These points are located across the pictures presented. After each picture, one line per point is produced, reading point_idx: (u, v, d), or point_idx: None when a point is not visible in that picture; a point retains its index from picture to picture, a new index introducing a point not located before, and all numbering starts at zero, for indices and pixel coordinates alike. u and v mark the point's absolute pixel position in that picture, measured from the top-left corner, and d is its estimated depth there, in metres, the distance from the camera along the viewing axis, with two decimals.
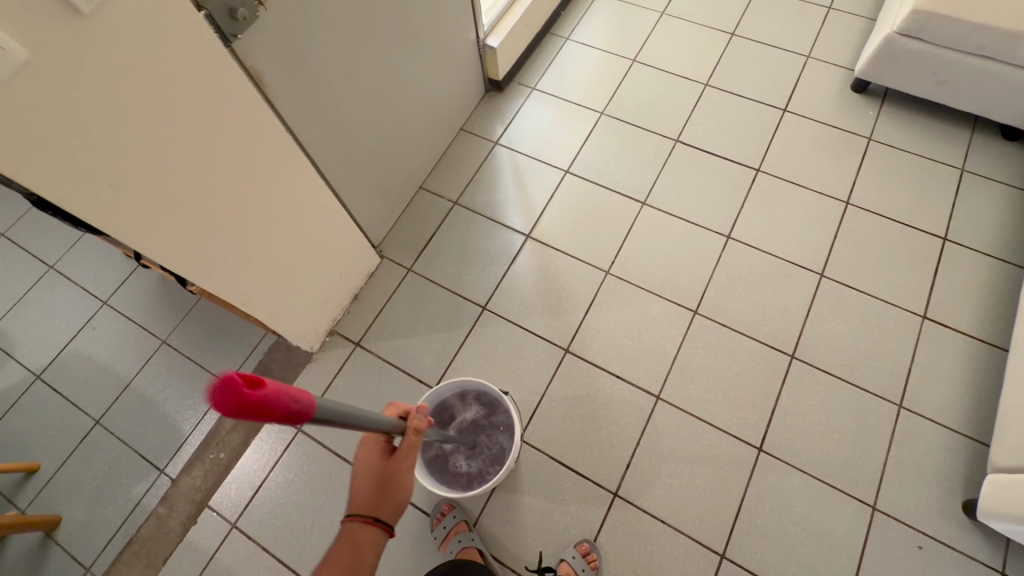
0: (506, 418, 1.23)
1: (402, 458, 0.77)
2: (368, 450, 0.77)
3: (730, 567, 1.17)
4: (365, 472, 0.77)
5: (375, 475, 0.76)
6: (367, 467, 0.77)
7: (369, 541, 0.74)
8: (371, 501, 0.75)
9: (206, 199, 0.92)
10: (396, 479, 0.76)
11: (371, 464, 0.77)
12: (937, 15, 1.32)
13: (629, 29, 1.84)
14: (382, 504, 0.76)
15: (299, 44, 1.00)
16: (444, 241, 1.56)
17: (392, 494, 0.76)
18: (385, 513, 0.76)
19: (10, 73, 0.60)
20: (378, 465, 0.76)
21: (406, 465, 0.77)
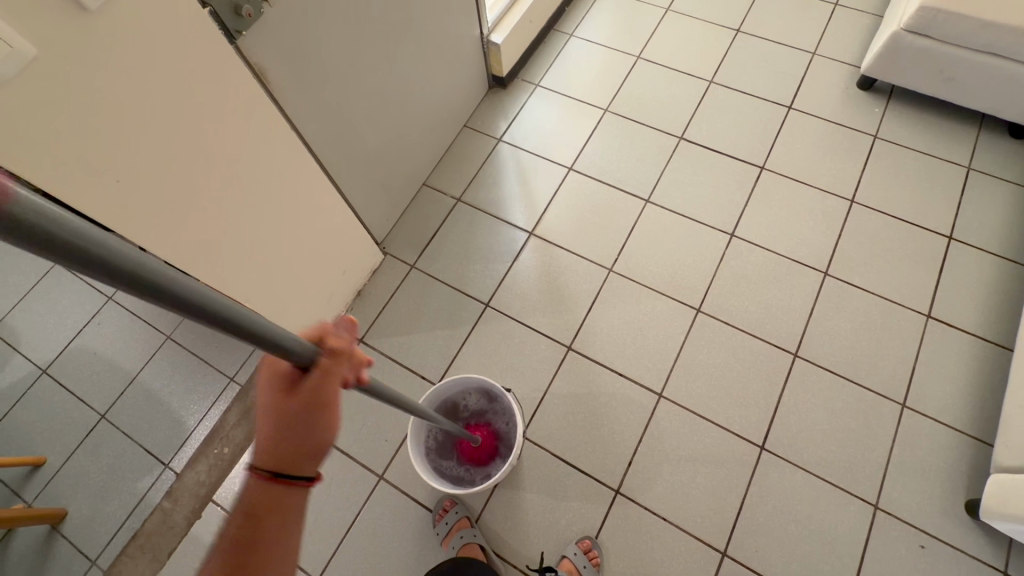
0: (503, 405, 1.25)
1: (311, 395, 0.50)
2: (267, 379, 0.51)
3: (731, 566, 1.17)
4: (265, 409, 0.51)
5: (277, 422, 0.50)
6: (267, 408, 0.51)
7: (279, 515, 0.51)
8: (274, 452, 0.50)
9: (211, 195, 0.92)
10: (311, 427, 0.50)
11: (272, 399, 0.50)
12: (945, 12, 1.31)
13: (634, 25, 1.83)
14: (286, 461, 0.51)
15: (303, 39, 1.00)
16: (448, 237, 1.56)
17: (304, 444, 0.51)
18: (298, 469, 0.51)
19: (15, 69, 0.60)
20: (282, 407, 0.50)
21: (321, 403, 0.50)
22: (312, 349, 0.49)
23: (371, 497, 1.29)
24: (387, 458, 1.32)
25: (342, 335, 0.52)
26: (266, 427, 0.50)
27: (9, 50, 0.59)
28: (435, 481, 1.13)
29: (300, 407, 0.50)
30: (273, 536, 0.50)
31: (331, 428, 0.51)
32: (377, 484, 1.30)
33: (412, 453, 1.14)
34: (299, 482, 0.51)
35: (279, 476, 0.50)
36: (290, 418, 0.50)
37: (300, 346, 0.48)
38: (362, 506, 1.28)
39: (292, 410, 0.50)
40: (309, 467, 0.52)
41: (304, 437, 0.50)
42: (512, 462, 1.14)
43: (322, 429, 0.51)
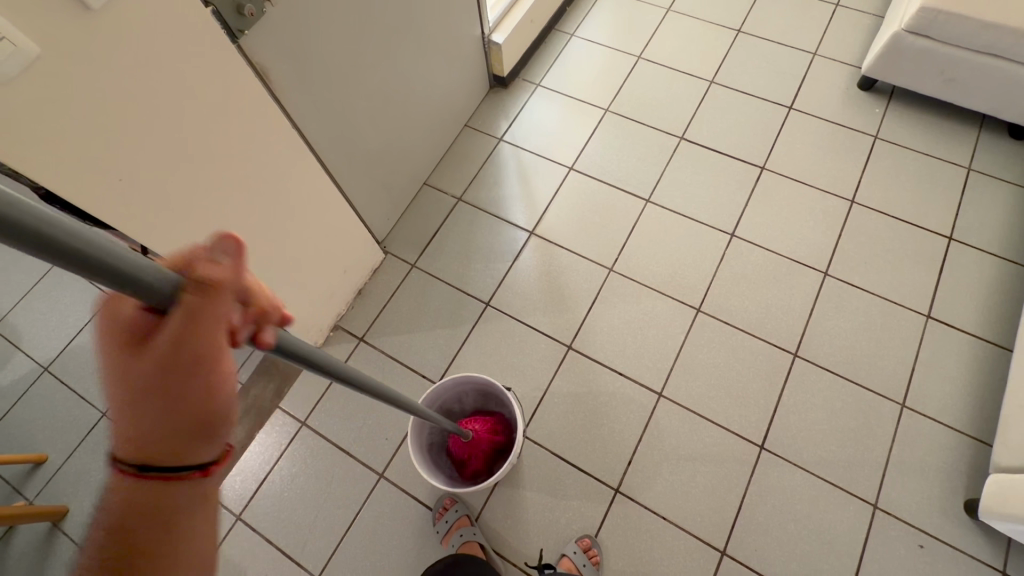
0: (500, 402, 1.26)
1: (177, 352, 0.36)
2: (110, 325, 0.37)
3: (731, 565, 1.17)
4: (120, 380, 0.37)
5: (134, 385, 0.37)
6: (117, 366, 0.37)
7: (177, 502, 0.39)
8: (141, 433, 0.38)
9: (213, 194, 0.93)
10: (184, 390, 0.37)
11: (125, 365, 0.37)
12: (946, 13, 1.32)
13: (635, 25, 1.83)
14: (162, 444, 0.38)
15: (304, 38, 1.00)
16: (448, 237, 1.57)
17: (182, 414, 0.38)
18: (179, 453, 0.38)
19: (19, 68, 0.61)
20: (136, 364, 0.37)
21: (191, 361, 0.36)
22: (168, 287, 0.35)
23: (371, 495, 1.29)
24: (387, 457, 1.32)
25: (218, 262, 0.37)
26: (120, 391, 0.37)
27: (13, 49, 0.59)
28: (442, 484, 1.13)
29: (162, 363, 0.36)
30: (163, 528, 0.39)
31: (220, 390, 0.38)
32: (377, 482, 1.30)
33: (416, 459, 1.14)
34: (187, 463, 0.39)
35: (153, 466, 0.38)
36: (151, 381, 0.36)
37: (152, 277, 0.34)
38: (362, 504, 1.28)
39: (151, 369, 0.36)
40: (197, 443, 0.39)
41: (179, 404, 0.37)
42: (512, 463, 1.15)
43: (205, 392, 0.37)
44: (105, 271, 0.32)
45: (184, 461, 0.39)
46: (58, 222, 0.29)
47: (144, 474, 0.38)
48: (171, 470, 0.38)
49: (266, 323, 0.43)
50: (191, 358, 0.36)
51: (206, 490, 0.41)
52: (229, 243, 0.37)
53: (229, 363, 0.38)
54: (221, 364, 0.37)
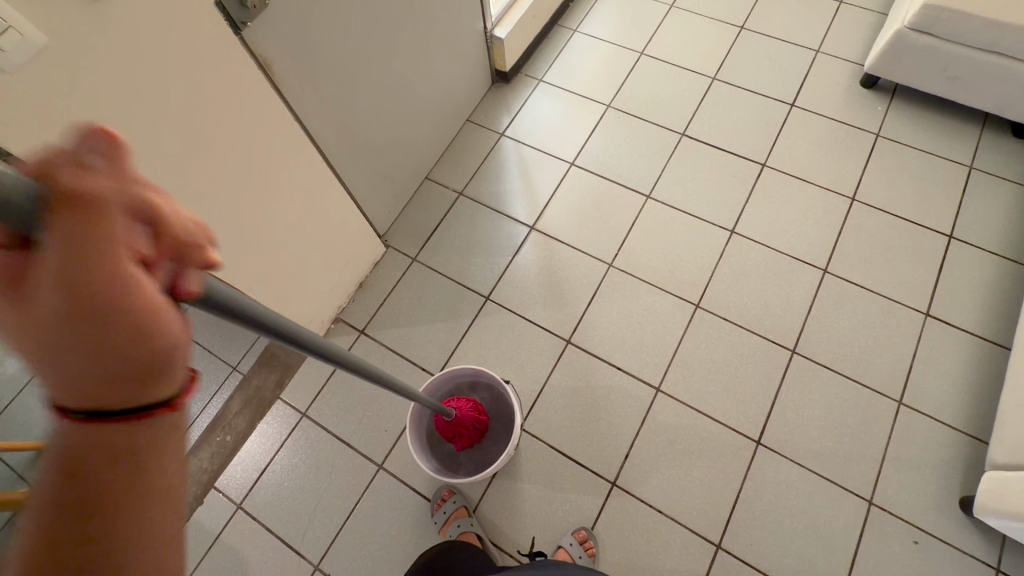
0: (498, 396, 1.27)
1: (80, 287, 0.29)
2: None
3: (725, 558, 1.18)
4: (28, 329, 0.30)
5: (45, 331, 0.30)
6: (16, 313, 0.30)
7: (86, 457, 0.32)
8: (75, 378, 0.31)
9: (216, 185, 0.93)
10: (105, 334, 0.30)
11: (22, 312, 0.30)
12: (949, 10, 1.31)
13: (638, 21, 1.83)
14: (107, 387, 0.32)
15: (307, 31, 1.01)
16: (449, 230, 1.57)
17: (109, 359, 0.31)
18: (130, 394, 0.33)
19: (26, 56, 0.62)
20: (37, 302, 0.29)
21: (103, 294, 0.29)
22: (38, 199, 0.27)
23: (371, 485, 1.30)
24: (386, 448, 1.33)
25: (91, 166, 0.30)
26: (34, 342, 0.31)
27: (19, 37, 0.60)
28: (439, 475, 1.14)
29: (59, 308, 0.29)
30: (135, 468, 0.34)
31: (145, 322, 0.31)
32: (376, 473, 1.31)
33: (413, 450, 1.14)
34: (147, 402, 0.34)
35: (104, 413, 0.32)
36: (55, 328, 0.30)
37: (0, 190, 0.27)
38: (362, 494, 1.30)
39: (54, 313, 0.29)
40: (134, 381, 0.33)
41: (94, 347, 0.31)
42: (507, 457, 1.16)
43: (130, 330, 0.31)
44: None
45: (138, 403, 0.33)
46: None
47: (97, 422, 0.32)
48: (127, 411, 0.33)
49: (182, 249, 0.34)
50: (98, 292, 0.29)
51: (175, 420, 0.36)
52: (98, 147, 0.30)
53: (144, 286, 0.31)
54: (131, 290, 0.30)
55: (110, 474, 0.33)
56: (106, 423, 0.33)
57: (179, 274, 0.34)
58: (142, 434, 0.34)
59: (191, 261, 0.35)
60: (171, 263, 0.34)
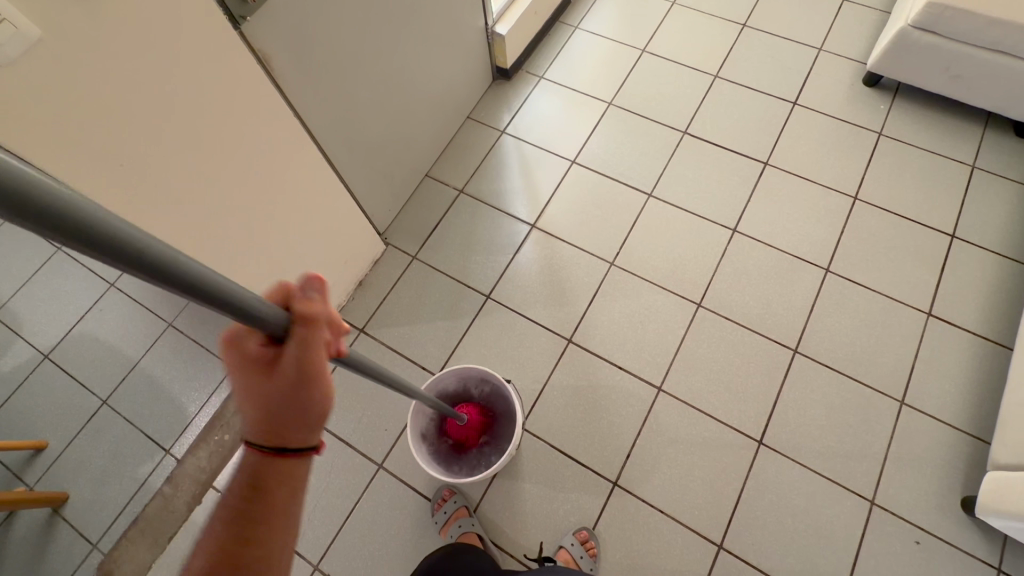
0: (500, 393, 1.25)
1: (293, 370, 0.44)
2: (244, 355, 0.45)
3: (727, 558, 1.18)
4: (250, 392, 0.46)
5: (268, 398, 0.45)
6: (250, 382, 0.45)
7: (260, 481, 0.46)
8: (270, 426, 0.46)
9: (214, 182, 0.92)
10: (302, 402, 0.45)
11: (253, 381, 0.45)
12: (953, 8, 1.31)
13: (640, 18, 1.82)
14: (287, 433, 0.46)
15: (306, 26, 0.99)
16: (449, 228, 1.56)
17: (300, 417, 0.46)
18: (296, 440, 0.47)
19: (19, 49, 0.60)
20: (270, 380, 0.45)
21: (307, 373, 0.44)
22: (278, 315, 0.43)
23: (370, 485, 1.30)
24: (386, 447, 1.32)
25: (312, 298, 0.45)
26: (254, 401, 0.46)
27: (13, 30, 0.59)
28: (439, 475, 1.13)
29: (286, 384, 0.44)
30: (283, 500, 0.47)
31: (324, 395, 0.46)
32: (376, 472, 1.31)
33: (413, 450, 1.14)
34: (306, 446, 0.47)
35: (280, 449, 0.46)
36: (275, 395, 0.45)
37: (262, 314, 0.42)
38: (361, 494, 1.29)
39: (280, 387, 0.45)
40: (308, 432, 0.47)
41: (293, 409, 0.45)
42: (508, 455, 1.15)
43: (317, 399, 0.46)
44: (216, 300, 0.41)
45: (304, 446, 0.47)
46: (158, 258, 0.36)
47: (277, 457, 0.46)
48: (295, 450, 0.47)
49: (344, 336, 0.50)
50: (304, 372, 0.44)
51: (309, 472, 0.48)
52: (315, 282, 0.46)
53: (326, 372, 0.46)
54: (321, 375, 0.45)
55: (273, 495, 0.46)
56: (280, 458, 0.46)
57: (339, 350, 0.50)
58: (296, 467, 0.47)
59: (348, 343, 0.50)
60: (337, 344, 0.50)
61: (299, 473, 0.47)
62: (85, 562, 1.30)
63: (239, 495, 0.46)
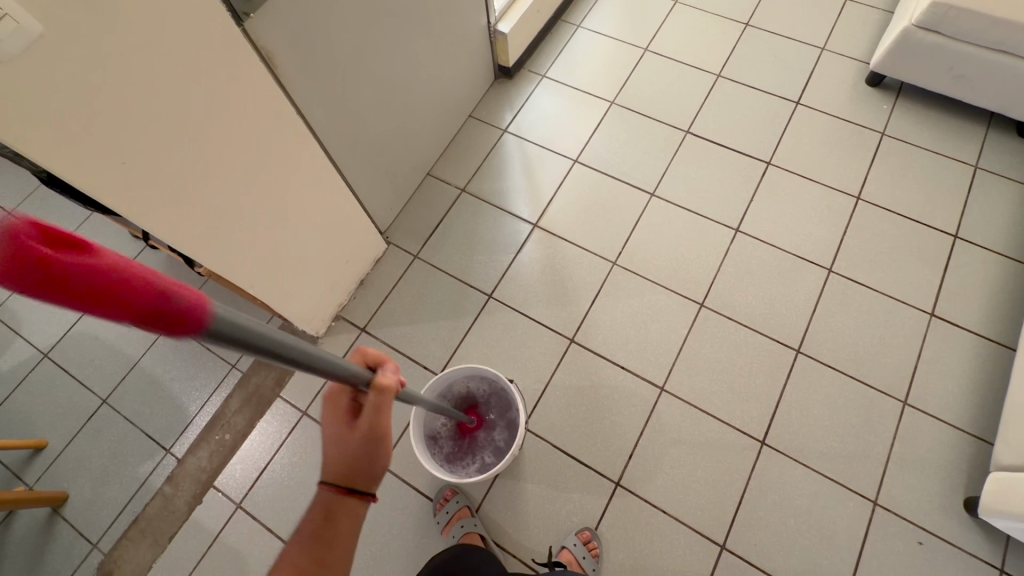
0: (500, 389, 1.25)
1: (370, 424, 0.58)
2: (336, 408, 0.61)
3: (730, 558, 1.18)
4: (333, 438, 0.60)
5: (349, 446, 0.59)
6: (336, 430, 0.60)
7: (330, 514, 0.59)
8: (344, 470, 0.59)
9: (217, 180, 0.92)
10: (372, 449, 0.59)
11: (338, 429, 0.60)
12: (957, 8, 1.30)
13: (642, 17, 1.81)
14: (357, 476, 0.60)
15: (309, 24, 0.99)
16: (451, 227, 1.56)
17: (368, 465, 0.60)
18: (361, 484, 0.60)
19: (22, 45, 0.60)
20: (353, 430, 0.59)
21: (379, 428, 0.59)
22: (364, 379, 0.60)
23: None
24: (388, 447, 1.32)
25: (388, 369, 0.63)
26: (336, 447, 0.60)
27: (15, 25, 0.58)
28: (445, 476, 1.13)
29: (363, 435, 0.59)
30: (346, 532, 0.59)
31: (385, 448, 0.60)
32: None
33: (418, 454, 1.14)
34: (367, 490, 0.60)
35: (349, 490, 0.59)
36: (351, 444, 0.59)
37: (354, 377, 0.58)
38: None
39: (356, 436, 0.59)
40: (371, 478, 0.60)
41: (363, 456, 0.59)
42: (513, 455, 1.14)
43: (383, 449, 0.60)
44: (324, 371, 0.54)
45: (365, 491, 0.60)
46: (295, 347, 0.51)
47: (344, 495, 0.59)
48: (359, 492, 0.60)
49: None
50: (377, 427, 0.59)
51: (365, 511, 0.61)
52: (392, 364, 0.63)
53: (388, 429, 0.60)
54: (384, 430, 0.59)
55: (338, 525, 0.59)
56: (347, 497, 0.59)
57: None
58: (355, 507, 0.60)
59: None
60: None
61: (357, 512, 0.60)
62: (85, 562, 1.29)
63: (314, 524, 0.58)
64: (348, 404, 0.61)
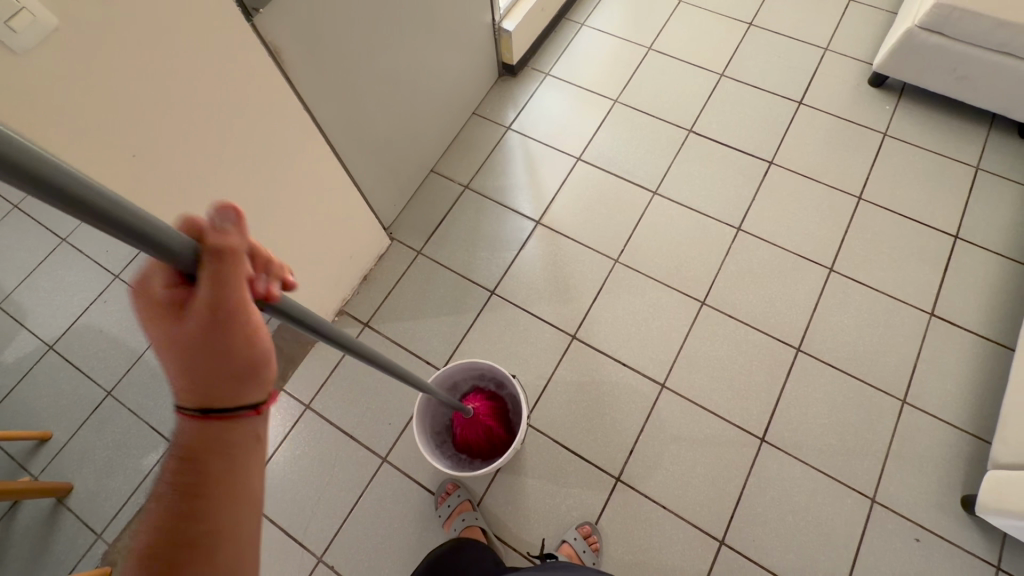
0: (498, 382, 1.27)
1: (213, 312, 0.39)
2: (159, 299, 0.40)
3: (728, 554, 1.19)
4: (166, 344, 0.41)
5: (191, 353, 0.40)
6: (166, 330, 0.40)
7: (193, 455, 0.42)
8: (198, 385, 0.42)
9: (224, 174, 0.93)
10: (230, 349, 0.41)
11: (169, 327, 0.40)
12: (960, 9, 1.31)
13: (646, 15, 1.82)
14: (215, 391, 0.42)
15: (317, 19, 0.99)
16: (454, 224, 1.56)
17: (225, 375, 0.42)
18: (227, 397, 0.43)
19: (37, 39, 0.61)
20: (186, 331, 0.40)
21: (234, 312, 0.40)
22: (192, 248, 0.38)
23: (374, 479, 1.30)
24: (389, 441, 1.33)
25: (228, 235, 0.40)
26: (174, 354, 0.41)
27: (31, 19, 0.59)
28: (452, 471, 1.15)
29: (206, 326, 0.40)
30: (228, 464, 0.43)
31: (258, 338, 0.42)
32: (380, 467, 1.31)
33: (425, 451, 1.14)
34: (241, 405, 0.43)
35: (215, 409, 0.42)
36: (197, 340, 0.40)
37: (175, 248, 0.37)
38: (365, 488, 1.30)
39: (193, 333, 0.40)
40: (245, 384, 0.43)
41: (220, 355, 0.41)
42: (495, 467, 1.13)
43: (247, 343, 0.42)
44: (127, 228, 0.35)
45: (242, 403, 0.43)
46: (66, 169, 0.32)
47: (205, 420, 0.42)
48: (231, 410, 0.43)
49: (271, 269, 0.46)
50: (231, 311, 0.40)
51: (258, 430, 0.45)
52: (229, 211, 0.40)
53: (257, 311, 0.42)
54: (250, 315, 0.41)
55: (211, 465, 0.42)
56: (214, 422, 0.42)
57: (267, 289, 0.46)
58: (232, 430, 0.43)
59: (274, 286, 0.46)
60: (264, 280, 0.45)
61: (235, 437, 0.43)
62: (89, 552, 1.30)
63: (173, 470, 0.42)
64: (177, 291, 0.40)
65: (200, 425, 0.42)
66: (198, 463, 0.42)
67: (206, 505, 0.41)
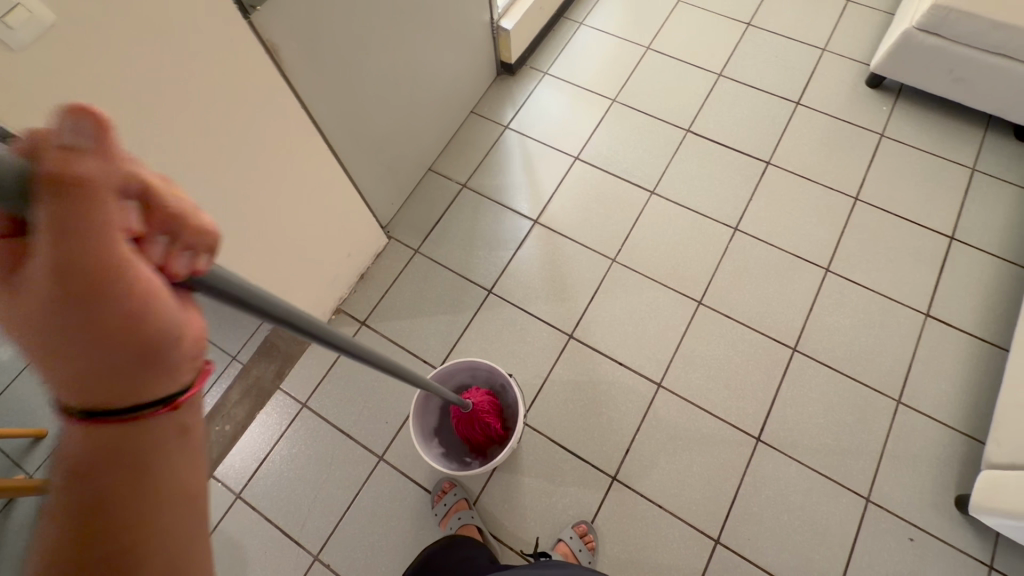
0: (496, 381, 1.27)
1: (70, 276, 0.27)
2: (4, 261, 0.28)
3: (724, 553, 1.19)
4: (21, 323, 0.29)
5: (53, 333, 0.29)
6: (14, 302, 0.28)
7: (84, 468, 0.32)
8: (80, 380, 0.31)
9: (221, 171, 0.93)
10: (107, 329, 0.29)
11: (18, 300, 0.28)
12: (957, 11, 1.31)
13: (645, 15, 1.82)
14: (102, 385, 0.31)
15: (314, 17, 0.99)
16: (451, 223, 1.56)
17: (111, 364, 0.31)
18: (122, 392, 0.32)
19: (34, 35, 0.61)
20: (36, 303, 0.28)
21: (101, 274, 0.28)
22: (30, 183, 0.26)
23: (370, 477, 1.30)
24: (386, 440, 1.33)
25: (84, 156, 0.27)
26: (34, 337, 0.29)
27: (28, 16, 0.59)
28: (451, 470, 1.15)
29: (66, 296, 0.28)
30: (133, 469, 0.33)
31: (152, 312, 0.31)
32: (376, 465, 1.31)
33: (423, 451, 1.14)
34: (146, 400, 0.33)
35: (107, 408, 0.32)
36: (55, 315, 0.28)
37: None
38: (362, 486, 1.30)
39: (49, 305, 0.28)
40: (144, 375, 0.32)
41: (98, 339, 0.30)
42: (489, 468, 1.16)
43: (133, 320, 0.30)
44: None
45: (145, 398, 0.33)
46: None
47: (97, 423, 0.32)
48: (130, 409, 0.32)
49: (182, 226, 0.32)
50: (95, 274, 0.28)
51: (178, 421, 0.35)
52: (86, 123, 0.27)
53: (145, 274, 0.30)
54: (131, 279, 0.29)
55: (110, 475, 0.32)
56: (112, 425, 0.32)
57: (177, 250, 0.33)
58: (135, 429, 0.33)
59: (185, 245, 0.33)
60: (163, 239, 0.32)
61: (138, 436, 0.33)
62: None
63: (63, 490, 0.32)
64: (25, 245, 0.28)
65: (89, 426, 0.32)
66: (92, 476, 0.32)
67: (112, 520, 0.32)
